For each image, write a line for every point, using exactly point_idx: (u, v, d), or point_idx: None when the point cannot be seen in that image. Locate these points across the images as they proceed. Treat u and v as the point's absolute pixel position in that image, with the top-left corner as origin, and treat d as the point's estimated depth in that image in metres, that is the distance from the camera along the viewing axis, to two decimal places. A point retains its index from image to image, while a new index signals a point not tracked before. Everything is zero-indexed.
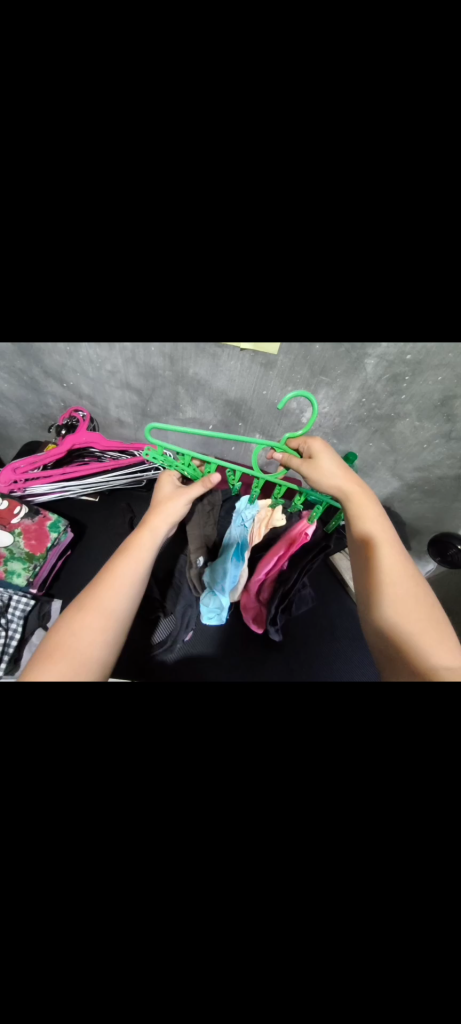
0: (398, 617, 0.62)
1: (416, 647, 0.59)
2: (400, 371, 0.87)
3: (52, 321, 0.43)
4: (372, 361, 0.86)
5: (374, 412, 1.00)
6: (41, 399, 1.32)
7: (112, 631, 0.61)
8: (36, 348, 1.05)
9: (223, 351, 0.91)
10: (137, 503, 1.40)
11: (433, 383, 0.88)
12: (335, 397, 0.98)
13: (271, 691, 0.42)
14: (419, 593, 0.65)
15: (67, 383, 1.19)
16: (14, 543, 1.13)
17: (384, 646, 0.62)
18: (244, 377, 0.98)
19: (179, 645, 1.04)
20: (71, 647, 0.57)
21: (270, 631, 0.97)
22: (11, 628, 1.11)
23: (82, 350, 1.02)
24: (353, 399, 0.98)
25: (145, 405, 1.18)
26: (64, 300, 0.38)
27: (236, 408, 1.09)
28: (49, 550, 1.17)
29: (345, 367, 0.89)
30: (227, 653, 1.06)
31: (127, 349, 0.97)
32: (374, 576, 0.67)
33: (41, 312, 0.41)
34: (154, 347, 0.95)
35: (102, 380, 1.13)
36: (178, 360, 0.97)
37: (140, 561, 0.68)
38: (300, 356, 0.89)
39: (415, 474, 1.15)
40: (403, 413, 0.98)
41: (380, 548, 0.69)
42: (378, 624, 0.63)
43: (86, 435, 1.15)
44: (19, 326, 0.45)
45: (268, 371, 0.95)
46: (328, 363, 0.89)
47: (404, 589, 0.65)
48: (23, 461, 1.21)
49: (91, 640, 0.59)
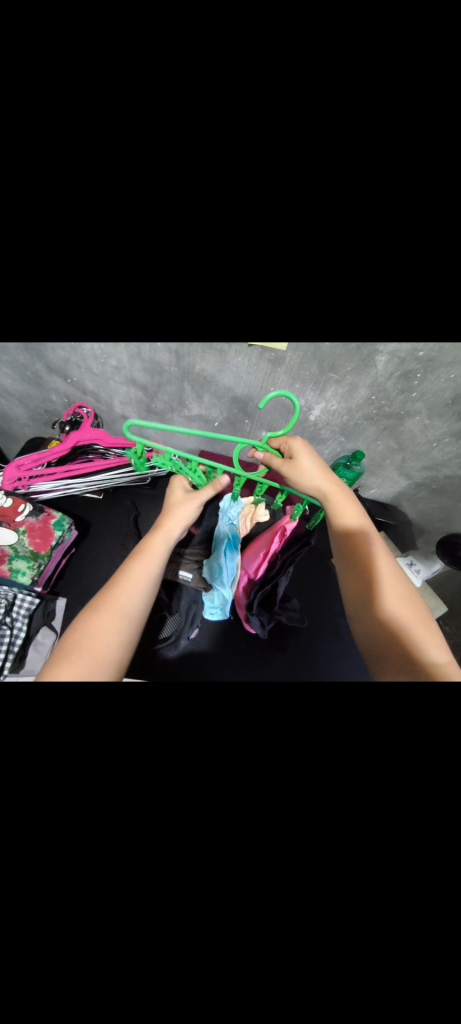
0: (386, 618, 0.60)
1: (406, 648, 0.58)
2: (412, 368, 0.83)
3: (57, 317, 0.40)
4: (383, 358, 0.82)
5: (383, 409, 0.95)
6: (44, 397, 1.30)
7: (125, 632, 0.59)
8: (40, 346, 1.03)
9: (231, 347, 0.87)
10: (142, 500, 1.37)
11: (445, 381, 0.84)
12: (343, 394, 0.94)
13: (275, 696, 0.41)
14: (404, 588, 0.63)
15: (71, 379, 1.16)
16: (19, 542, 1.12)
17: (374, 647, 0.61)
18: (251, 374, 0.94)
19: (183, 644, 1.01)
20: (86, 648, 0.55)
21: (252, 618, 0.93)
22: (15, 628, 1.07)
23: (87, 346, 0.98)
24: (362, 397, 0.94)
25: (150, 403, 1.16)
26: (71, 293, 0.36)
27: (243, 406, 1.06)
28: (54, 550, 1.15)
29: (355, 364, 0.85)
30: (231, 653, 1.03)
31: (133, 346, 0.93)
32: (360, 581, 0.64)
33: (46, 307, 0.38)
34: (160, 346, 0.92)
35: (107, 378, 1.10)
36: (184, 357, 0.94)
37: (154, 563, 0.66)
38: (309, 355, 0.85)
39: (422, 473, 1.11)
40: (413, 411, 0.93)
41: (364, 551, 0.65)
42: (365, 625, 0.62)
43: (91, 435, 1.15)
44: (23, 323, 0.42)
45: (276, 368, 0.91)
46: (337, 361, 0.85)
47: (391, 592, 0.62)
48: (27, 460, 1.21)
49: (106, 640, 0.57)
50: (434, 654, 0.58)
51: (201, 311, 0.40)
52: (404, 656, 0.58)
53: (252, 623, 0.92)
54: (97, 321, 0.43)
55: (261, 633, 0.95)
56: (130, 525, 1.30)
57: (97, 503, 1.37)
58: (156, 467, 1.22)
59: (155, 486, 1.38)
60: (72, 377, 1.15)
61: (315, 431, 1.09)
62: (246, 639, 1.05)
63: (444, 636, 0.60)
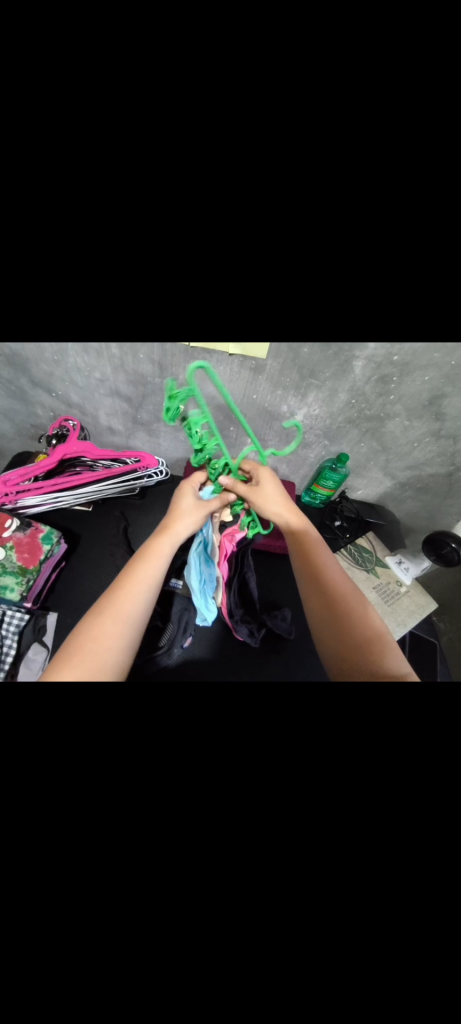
0: (352, 629, 0.58)
1: (367, 656, 0.57)
2: (388, 372, 0.87)
3: (40, 313, 0.44)
4: (360, 363, 0.86)
5: (364, 412, 1.00)
6: (29, 409, 1.30)
7: (130, 631, 0.60)
8: (23, 359, 1.04)
9: (213, 357, 0.91)
10: (131, 510, 1.39)
11: (421, 383, 0.88)
12: (324, 398, 0.98)
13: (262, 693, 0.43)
14: (355, 600, 0.62)
15: (56, 392, 1.18)
16: (6, 557, 1.12)
17: (333, 659, 0.59)
18: (234, 381, 0.97)
19: (177, 652, 0.99)
20: (90, 648, 0.57)
21: (241, 624, 0.96)
22: (5, 645, 1.06)
23: (70, 358, 1.00)
24: (343, 400, 0.98)
25: (135, 412, 1.18)
26: (59, 297, 0.40)
27: (227, 414, 1.09)
28: (43, 562, 1.14)
29: (334, 368, 0.89)
30: (227, 655, 1.04)
31: (116, 357, 0.95)
32: (318, 593, 0.61)
33: (33, 306, 0.43)
34: (142, 354, 0.94)
35: (92, 388, 1.12)
36: (167, 366, 0.96)
37: (159, 563, 0.68)
38: (288, 361, 0.88)
39: (406, 473, 1.15)
40: (393, 413, 0.98)
41: (321, 563, 0.63)
42: (322, 635, 0.61)
43: (77, 444, 1.22)
44: (11, 319, 0.45)
45: (257, 376, 0.94)
46: (316, 366, 0.89)
47: (349, 604, 0.61)
48: (14, 473, 1.24)
49: (111, 640, 0.58)
50: (393, 663, 0.57)
51: (173, 308, 0.43)
52: (363, 655, 0.57)
53: (239, 631, 0.96)
54: (79, 320, 0.45)
55: (253, 642, 0.97)
56: (119, 535, 1.31)
57: (86, 514, 1.37)
58: (144, 474, 1.25)
59: (145, 494, 1.39)
60: (56, 389, 1.16)
61: (300, 435, 1.12)
62: (240, 643, 1.06)
63: (395, 643, 0.59)
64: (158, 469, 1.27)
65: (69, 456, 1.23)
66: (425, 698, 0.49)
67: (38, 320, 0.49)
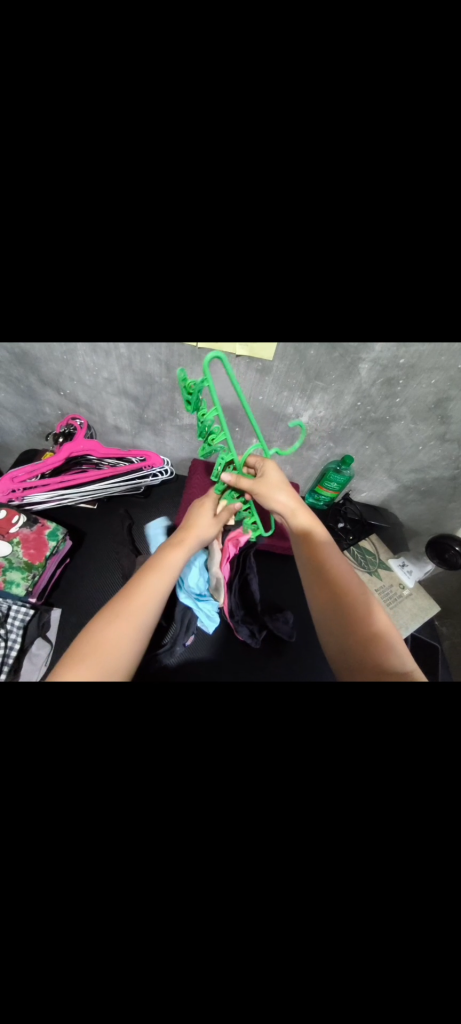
0: (359, 628, 0.59)
1: (374, 655, 0.57)
2: (394, 373, 0.88)
3: (53, 314, 0.45)
4: (366, 365, 0.87)
5: (369, 413, 1.01)
6: (38, 408, 1.33)
7: (141, 632, 0.61)
8: (34, 359, 1.07)
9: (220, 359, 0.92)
10: (136, 508, 1.40)
11: (427, 385, 0.89)
12: (330, 399, 0.99)
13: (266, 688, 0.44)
14: (362, 599, 0.62)
15: (64, 391, 1.20)
16: (13, 553, 1.14)
17: (339, 655, 0.61)
18: (240, 382, 0.99)
19: (179, 651, 1.01)
20: (102, 647, 0.56)
21: (243, 624, 0.98)
22: (10, 639, 1.08)
23: (79, 358, 1.02)
24: (348, 402, 0.99)
25: (142, 412, 1.20)
26: (73, 299, 0.42)
27: (232, 415, 1.10)
28: (49, 558, 1.16)
29: (340, 370, 0.90)
30: (230, 654, 1.06)
31: (124, 357, 0.97)
32: (324, 591, 0.62)
33: (46, 308, 0.44)
34: (150, 355, 0.95)
35: (100, 388, 1.14)
36: (174, 366, 0.98)
37: (172, 567, 0.69)
38: (294, 362, 0.89)
39: (410, 474, 1.16)
40: (398, 414, 0.99)
41: (329, 561, 0.64)
42: (328, 632, 0.62)
43: (84, 443, 1.24)
44: (25, 318, 0.46)
45: (263, 377, 0.95)
46: (322, 368, 0.90)
47: (355, 602, 0.61)
48: (21, 470, 1.26)
49: (122, 640, 0.58)
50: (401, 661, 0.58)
51: (181, 311, 0.45)
52: (370, 656, 0.57)
53: (241, 632, 0.97)
54: (90, 320, 0.47)
55: (253, 642, 0.99)
56: (124, 533, 1.33)
57: (91, 511, 1.39)
58: (149, 474, 1.28)
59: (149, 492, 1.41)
60: (65, 388, 1.18)
61: (304, 436, 1.13)
62: (241, 643, 1.07)
63: (402, 641, 0.60)
64: (163, 468, 1.29)
65: (76, 455, 1.26)
66: (423, 697, 0.50)
67: (50, 322, 0.51)
